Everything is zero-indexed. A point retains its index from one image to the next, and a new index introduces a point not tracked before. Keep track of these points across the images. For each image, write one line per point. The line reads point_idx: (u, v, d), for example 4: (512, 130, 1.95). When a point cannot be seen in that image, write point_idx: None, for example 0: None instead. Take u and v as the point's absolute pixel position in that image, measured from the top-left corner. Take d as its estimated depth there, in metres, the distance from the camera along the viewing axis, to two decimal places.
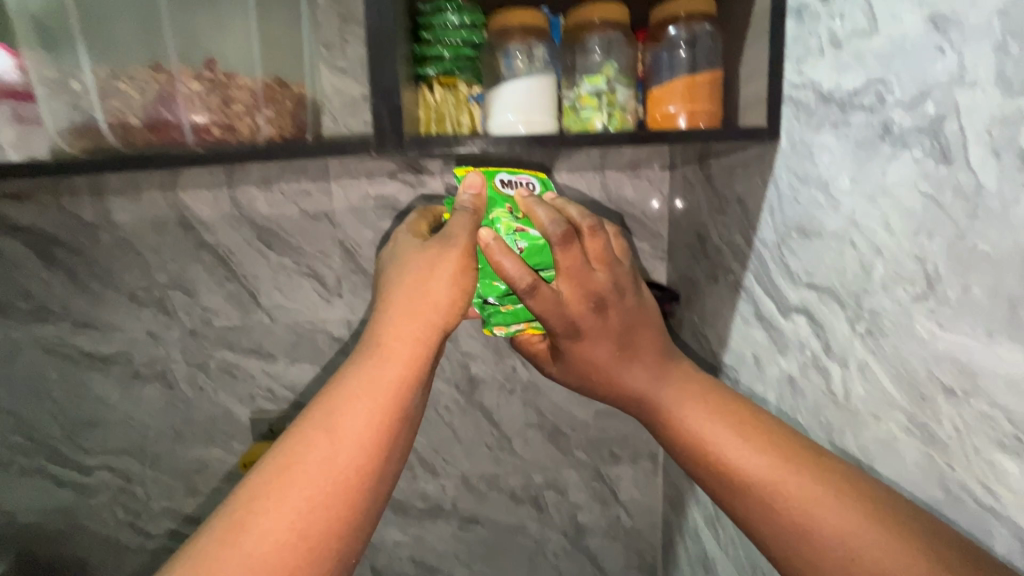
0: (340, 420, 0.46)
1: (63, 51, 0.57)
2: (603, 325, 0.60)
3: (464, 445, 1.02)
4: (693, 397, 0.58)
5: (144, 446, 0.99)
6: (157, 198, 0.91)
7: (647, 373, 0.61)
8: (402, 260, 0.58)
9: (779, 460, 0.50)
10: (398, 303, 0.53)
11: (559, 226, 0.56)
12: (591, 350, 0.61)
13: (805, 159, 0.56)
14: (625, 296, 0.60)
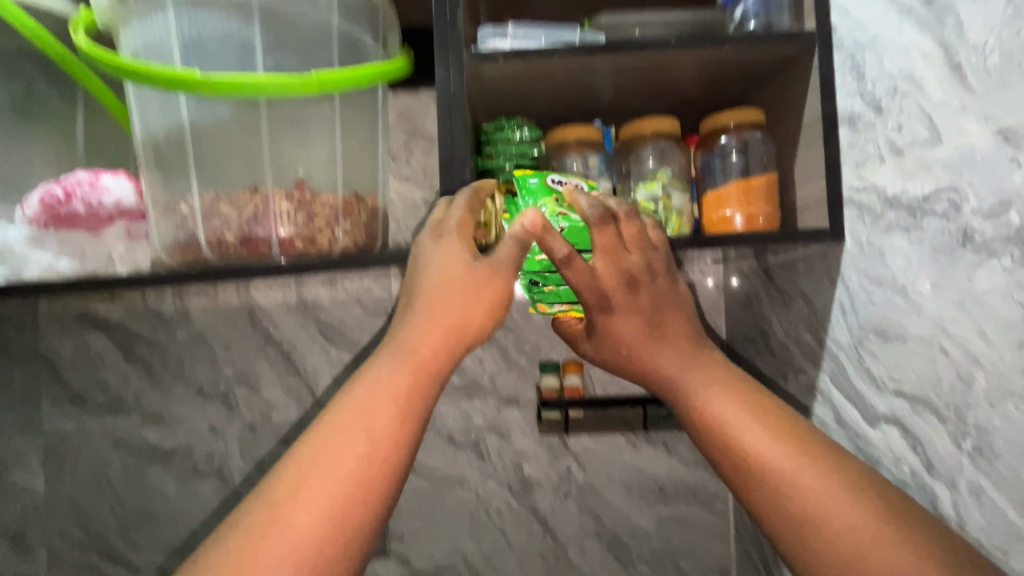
0: (372, 419, 0.49)
1: (176, 176, 0.62)
2: (634, 301, 0.61)
3: (517, 554, 0.95)
4: (720, 384, 0.58)
5: (194, 545, 0.98)
6: (232, 296, 0.98)
7: (673, 355, 0.61)
8: (434, 259, 0.56)
9: (796, 454, 0.51)
10: (428, 308, 0.54)
11: (598, 210, 0.55)
12: (623, 327, 0.62)
13: (876, 262, 0.55)
14: (658, 278, 0.60)
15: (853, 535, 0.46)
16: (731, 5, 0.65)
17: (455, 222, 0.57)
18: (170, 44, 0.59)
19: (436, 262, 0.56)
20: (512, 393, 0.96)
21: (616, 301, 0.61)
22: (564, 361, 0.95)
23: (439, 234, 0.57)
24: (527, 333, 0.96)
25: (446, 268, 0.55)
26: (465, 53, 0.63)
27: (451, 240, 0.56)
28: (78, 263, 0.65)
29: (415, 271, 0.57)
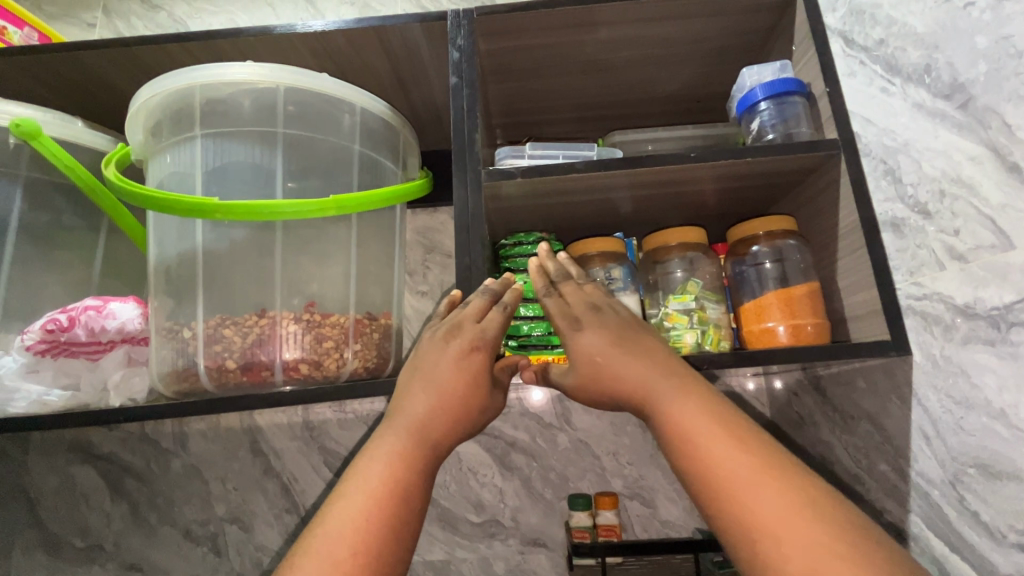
0: (381, 488, 0.49)
1: (184, 300, 0.59)
2: (603, 322, 0.55)
3: None
4: (688, 393, 0.50)
5: None
6: (234, 422, 0.91)
7: (646, 369, 0.52)
8: (459, 367, 0.55)
9: (757, 464, 0.44)
10: (441, 400, 0.54)
11: (563, 271, 0.61)
12: (591, 340, 0.54)
13: (960, 379, 0.48)
14: (623, 311, 0.57)
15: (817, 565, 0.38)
16: (746, 119, 0.66)
17: (490, 339, 0.56)
18: (194, 173, 0.61)
19: (462, 366, 0.55)
20: (538, 533, 0.84)
21: (583, 315, 0.56)
22: (596, 493, 0.84)
23: (469, 347, 0.56)
24: (553, 460, 0.86)
25: (472, 367, 0.55)
26: (483, 171, 0.63)
27: (481, 355, 0.56)
28: (68, 394, 0.61)
29: (433, 365, 0.56)
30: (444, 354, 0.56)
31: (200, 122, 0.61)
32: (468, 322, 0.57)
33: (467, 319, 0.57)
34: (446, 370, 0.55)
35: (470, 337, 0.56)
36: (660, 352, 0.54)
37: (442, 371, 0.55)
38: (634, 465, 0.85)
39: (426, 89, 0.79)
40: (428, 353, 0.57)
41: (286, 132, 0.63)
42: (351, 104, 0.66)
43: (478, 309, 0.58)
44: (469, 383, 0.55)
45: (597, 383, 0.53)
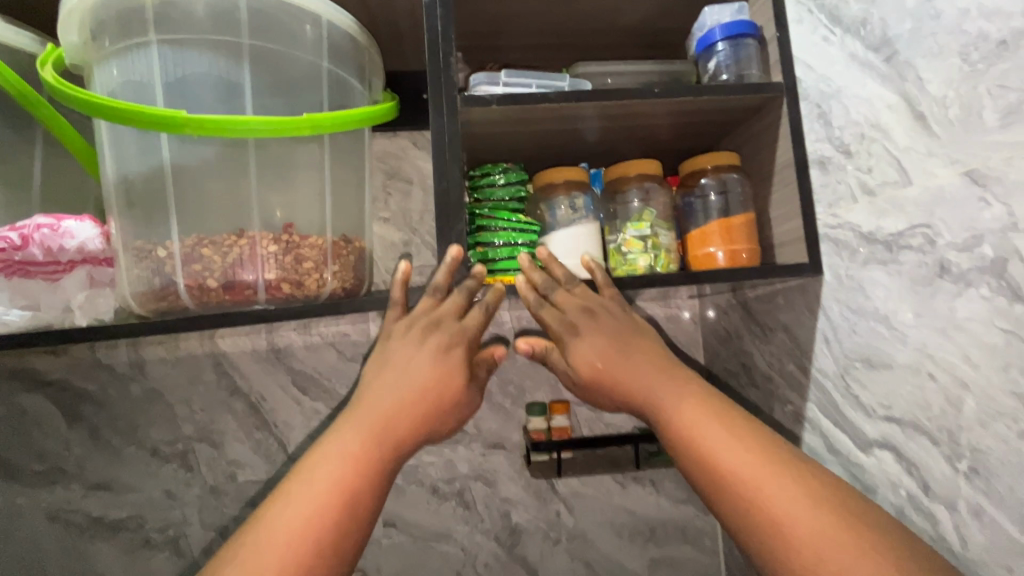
0: (331, 487, 0.51)
1: (153, 220, 0.58)
2: (600, 325, 0.62)
3: None
4: (672, 379, 0.59)
5: None
6: (194, 346, 0.91)
7: (641, 364, 0.60)
8: (432, 365, 0.60)
9: (728, 433, 0.53)
10: (407, 399, 0.58)
11: (549, 283, 0.64)
12: (586, 347, 0.61)
13: (857, 293, 0.59)
14: (619, 312, 0.63)
15: (809, 534, 0.46)
16: (704, 58, 0.70)
17: (468, 335, 0.62)
18: (152, 84, 0.57)
19: (437, 367, 0.60)
20: (497, 437, 0.94)
21: (579, 319, 0.62)
22: (550, 401, 0.94)
23: (446, 346, 0.60)
24: (512, 374, 0.95)
25: (442, 370, 0.60)
26: (459, 97, 0.64)
27: (457, 352, 0.61)
28: (29, 315, 0.60)
29: (402, 364, 0.60)
30: (420, 352, 0.60)
31: (153, 26, 0.57)
32: (446, 319, 0.62)
33: (448, 315, 0.62)
34: (422, 369, 0.59)
35: (448, 335, 0.61)
36: (649, 345, 0.62)
37: (406, 371, 0.59)
38: None
39: (390, 4, 0.76)
40: (401, 348, 0.60)
41: (251, 43, 0.60)
42: (318, 16, 0.63)
43: (450, 309, 0.62)
44: (431, 384, 0.59)
45: (598, 386, 0.62)
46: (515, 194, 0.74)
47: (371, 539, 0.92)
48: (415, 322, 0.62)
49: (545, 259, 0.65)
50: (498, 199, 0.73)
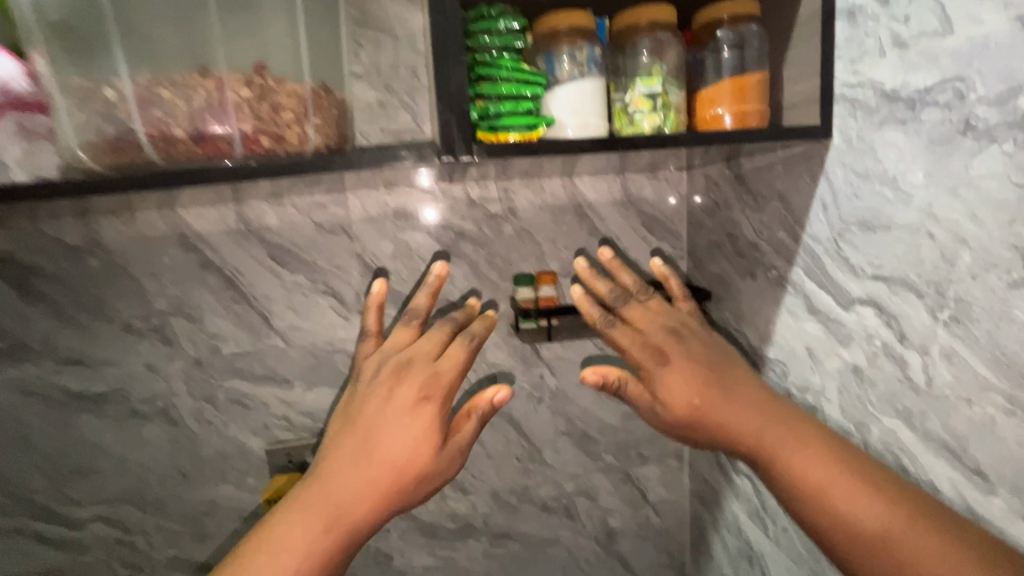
0: (285, 556, 0.58)
1: (95, 55, 0.51)
2: (686, 348, 0.68)
3: (494, 459, 1.03)
4: (776, 420, 0.61)
5: (145, 491, 0.92)
6: (153, 218, 0.85)
7: (739, 407, 0.63)
8: (401, 424, 0.65)
9: (839, 479, 0.55)
10: (374, 463, 0.63)
11: (617, 294, 0.76)
12: (680, 382, 0.65)
13: (866, 156, 0.58)
14: (693, 330, 0.70)
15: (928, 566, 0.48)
16: None
17: (434, 389, 0.67)
18: None
19: (405, 424, 0.65)
20: (484, 308, 0.97)
21: (669, 351, 0.67)
22: (536, 273, 0.96)
23: (419, 398, 0.66)
24: (499, 248, 0.97)
25: (410, 434, 0.64)
26: None
27: (428, 406, 0.66)
28: None
29: (378, 426, 0.65)
30: (390, 409, 0.66)
31: None
32: (416, 362, 0.70)
33: (416, 360, 0.70)
34: (390, 428, 0.64)
35: (417, 387, 0.67)
36: (743, 378, 0.65)
37: (377, 425, 0.65)
38: (568, 249, 0.98)
39: None
40: (374, 403, 0.67)
41: None
42: None
43: (413, 355, 0.71)
44: (395, 451, 0.63)
45: (703, 432, 0.63)
46: (515, 41, 0.65)
47: None
48: (388, 364, 0.71)
49: (614, 264, 0.79)
50: (495, 47, 0.63)
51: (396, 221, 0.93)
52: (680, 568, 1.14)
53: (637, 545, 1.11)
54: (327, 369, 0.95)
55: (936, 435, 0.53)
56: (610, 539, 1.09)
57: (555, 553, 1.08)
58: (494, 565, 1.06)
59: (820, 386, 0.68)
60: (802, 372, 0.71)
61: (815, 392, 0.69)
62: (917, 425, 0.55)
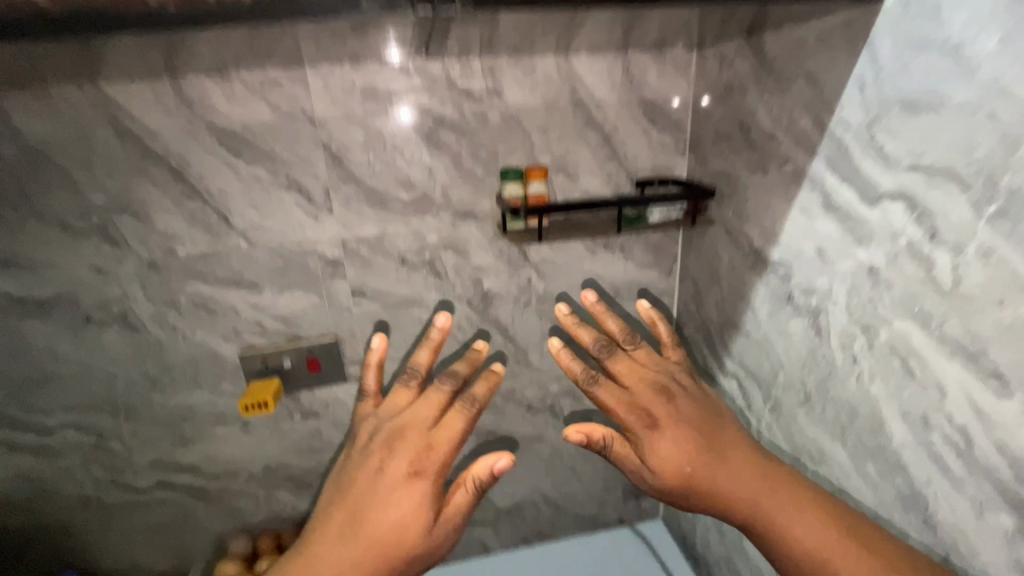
0: None
1: None
2: (677, 411, 0.66)
3: (480, 363, 1.01)
4: (771, 486, 0.60)
5: (114, 398, 0.90)
6: (74, 97, 0.74)
7: (734, 472, 0.61)
8: (391, 501, 0.61)
9: (839, 548, 0.55)
10: (363, 546, 0.60)
11: (601, 344, 0.74)
12: (670, 450, 0.62)
13: (925, 20, 0.49)
14: (683, 395, 0.68)
15: None
16: None
17: (425, 460, 0.64)
18: None
19: (394, 498, 0.62)
20: (467, 207, 0.90)
21: (660, 417, 0.65)
22: (526, 167, 0.87)
23: (409, 472, 0.63)
24: (483, 138, 0.86)
25: (403, 511, 0.61)
26: None
27: (420, 483, 0.63)
28: None
29: (371, 500, 0.62)
30: (381, 482, 0.63)
31: None
32: (407, 434, 0.67)
33: (410, 431, 0.67)
34: (381, 506, 0.61)
35: (408, 459, 0.64)
36: (734, 438, 0.64)
37: (367, 501, 0.62)
38: (561, 141, 0.88)
39: None
40: (364, 477, 0.64)
41: None
42: None
43: (403, 425, 0.69)
44: (382, 530, 0.60)
45: (697, 497, 0.61)
46: None
47: (343, 307, 0.92)
48: (380, 434, 0.69)
49: (595, 305, 0.80)
50: None
51: (366, 104, 0.81)
52: None
53: None
54: (298, 272, 0.88)
55: (952, 338, 0.50)
56: None
57: (539, 450, 1.11)
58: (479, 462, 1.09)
59: (827, 289, 0.64)
60: (808, 275, 0.67)
61: (821, 296, 0.66)
62: (932, 328, 0.52)
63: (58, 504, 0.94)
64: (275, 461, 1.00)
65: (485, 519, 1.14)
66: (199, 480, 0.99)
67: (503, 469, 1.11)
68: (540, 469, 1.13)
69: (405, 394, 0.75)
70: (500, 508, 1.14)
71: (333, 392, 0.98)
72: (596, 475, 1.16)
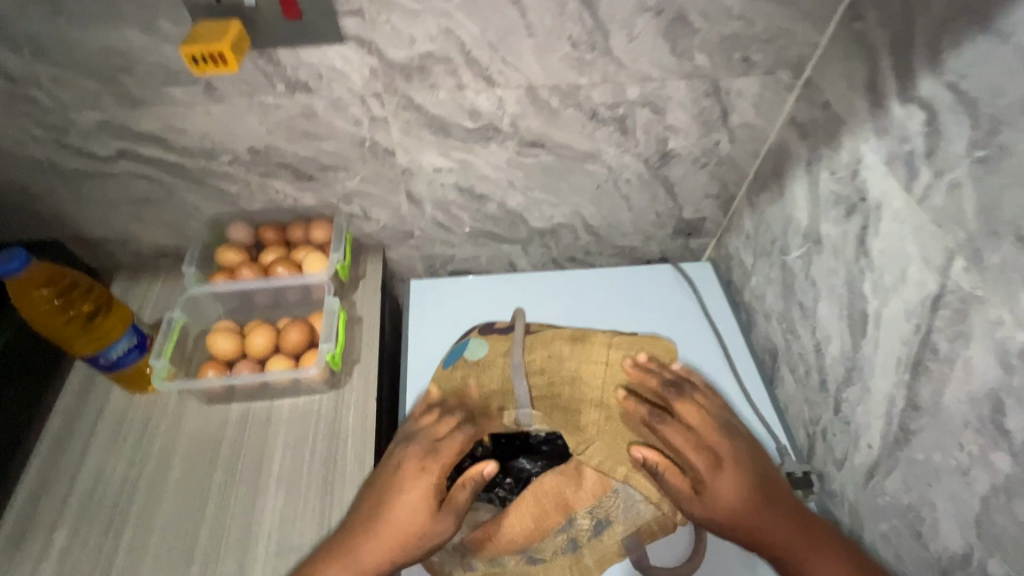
0: None
1: None
2: (736, 459, 0.68)
3: (536, 40, 0.72)
4: (815, 542, 0.65)
5: (8, 26, 0.65)
6: None
7: (783, 521, 0.66)
8: (407, 491, 0.66)
9: None
10: (381, 531, 0.64)
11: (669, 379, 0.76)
12: (732, 494, 0.66)
13: None
14: (738, 440, 0.71)
15: None
16: None
17: (438, 458, 0.69)
18: None
19: (411, 488, 0.66)
20: None
21: (724, 457, 0.68)
22: None
23: (421, 465, 0.68)
24: None
25: (413, 502, 0.66)
26: None
27: (427, 476, 0.67)
28: None
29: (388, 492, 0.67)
30: (399, 475, 0.68)
31: None
32: (427, 437, 0.71)
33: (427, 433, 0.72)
34: (398, 496, 0.66)
35: (419, 455, 0.69)
36: (781, 484, 0.69)
37: (384, 487, 0.68)
38: None
39: None
40: (388, 469, 0.69)
41: None
42: None
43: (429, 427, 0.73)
44: (394, 513, 0.65)
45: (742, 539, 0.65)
46: None
47: None
48: (410, 435, 0.73)
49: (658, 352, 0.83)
50: None
51: None
52: (729, 203, 0.99)
53: (691, 174, 0.93)
54: None
55: None
56: (661, 162, 0.90)
57: (592, 172, 0.90)
58: (517, 177, 0.89)
59: None
60: None
61: None
62: None
63: (8, 166, 0.78)
64: (262, 144, 0.79)
65: (516, 238, 1.00)
66: (171, 156, 0.80)
67: (545, 189, 0.92)
68: (588, 195, 0.94)
69: (424, 407, 0.77)
70: (535, 230, 0.99)
71: (327, 56, 0.71)
72: (650, 211, 0.98)
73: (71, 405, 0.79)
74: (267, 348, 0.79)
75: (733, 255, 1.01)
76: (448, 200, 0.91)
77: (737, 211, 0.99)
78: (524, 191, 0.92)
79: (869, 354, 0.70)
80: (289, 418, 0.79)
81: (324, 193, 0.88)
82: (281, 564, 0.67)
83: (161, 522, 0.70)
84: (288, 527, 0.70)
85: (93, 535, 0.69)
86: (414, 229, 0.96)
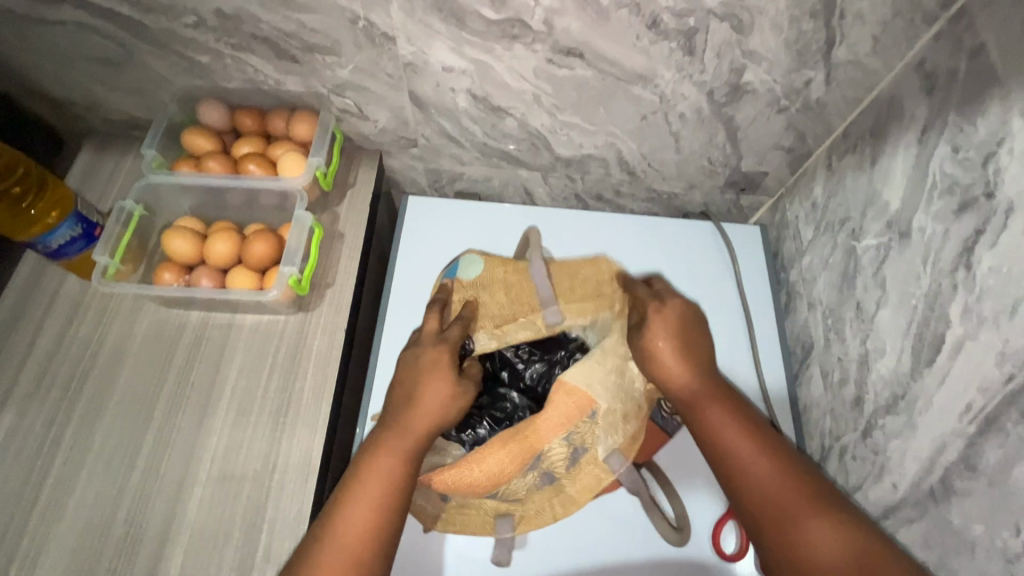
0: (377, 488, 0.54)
1: None
2: (699, 344, 0.63)
3: None
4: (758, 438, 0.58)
5: None
6: None
7: (722, 406, 0.60)
8: (427, 362, 0.61)
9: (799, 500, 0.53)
10: (412, 400, 0.59)
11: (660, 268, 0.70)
12: (673, 358, 0.62)
13: None
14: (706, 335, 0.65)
15: None
16: None
17: (450, 333, 0.64)
18: None
19: (428, 358, 0.62)
20: None
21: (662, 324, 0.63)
22: None
23: (437, 340, 0.64)
24: None
25: (431, 378, 0.60)
26: None
27: (442, 348, 0.62)
28: None
29: (412, 407, 0.59)
30: (416, 349, 0.63)
31: None
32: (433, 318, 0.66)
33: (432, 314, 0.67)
34: (419, 365, 0.61)
35: (430, 332, 0.65)
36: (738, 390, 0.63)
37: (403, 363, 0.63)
38: None
39: None
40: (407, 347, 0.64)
41: None
42: None
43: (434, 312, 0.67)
44: (421, 388, 0.60)
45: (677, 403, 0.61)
46: None
47: None
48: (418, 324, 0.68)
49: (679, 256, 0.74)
50: None
51: None
52: (803, 160, 0.80)
53: (764, 117, 0.74)
54: None
55: None
56: (728, 97, 0.71)
57: (639, 98, 0.72)
58: (545, 92, 0.72)
59: None
60: None
61: None
62: None
63: None
64: (232, 7, 0.64)
65: (536, 164, 0.85)
66: (125, 8, 0.65)
67: (578, 112, 0.75)
68: (629, 126, 0.77)
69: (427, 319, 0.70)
70: (560, 159, 0.83)
71: None
72: (702, 156, 0.81)
73: (23, 287, 0.73)
74: (229, 257, 0.70)
75: (790, 223, 0.84)
76: (458, 108, 0.75)
77: (809, 171, 0.80)
78: (552, 111, 0.75)
79: (927, 387, 0.56)
80: (248, 336, 0.71)
81: (310, 79, 0.72)
82: (222, 490, 0.63)
83: (106, 425, 0.66)
84: (234, 452, 0.65)
85: (36, 426, 0.66)
86: (417, 137, 0.81)
